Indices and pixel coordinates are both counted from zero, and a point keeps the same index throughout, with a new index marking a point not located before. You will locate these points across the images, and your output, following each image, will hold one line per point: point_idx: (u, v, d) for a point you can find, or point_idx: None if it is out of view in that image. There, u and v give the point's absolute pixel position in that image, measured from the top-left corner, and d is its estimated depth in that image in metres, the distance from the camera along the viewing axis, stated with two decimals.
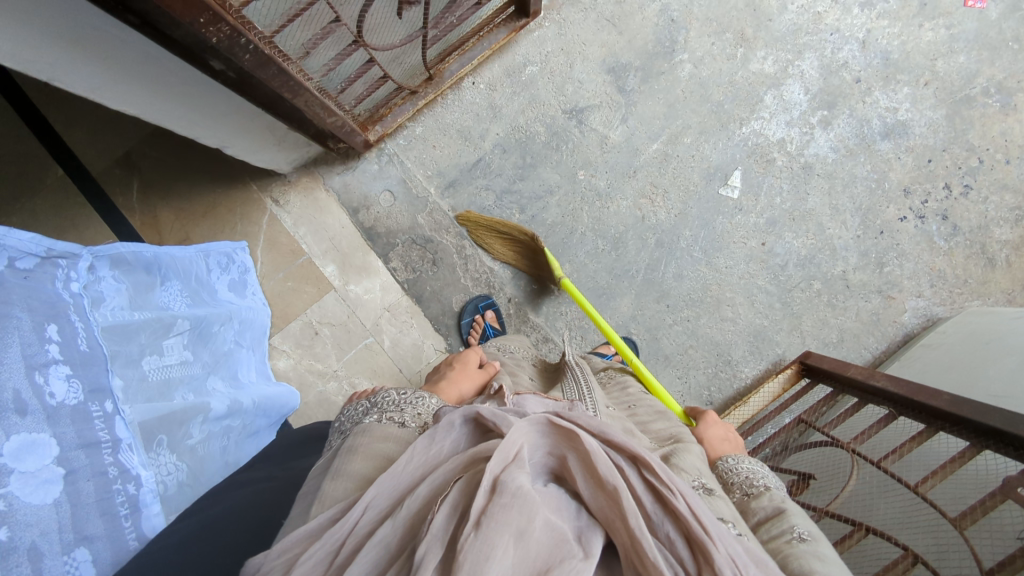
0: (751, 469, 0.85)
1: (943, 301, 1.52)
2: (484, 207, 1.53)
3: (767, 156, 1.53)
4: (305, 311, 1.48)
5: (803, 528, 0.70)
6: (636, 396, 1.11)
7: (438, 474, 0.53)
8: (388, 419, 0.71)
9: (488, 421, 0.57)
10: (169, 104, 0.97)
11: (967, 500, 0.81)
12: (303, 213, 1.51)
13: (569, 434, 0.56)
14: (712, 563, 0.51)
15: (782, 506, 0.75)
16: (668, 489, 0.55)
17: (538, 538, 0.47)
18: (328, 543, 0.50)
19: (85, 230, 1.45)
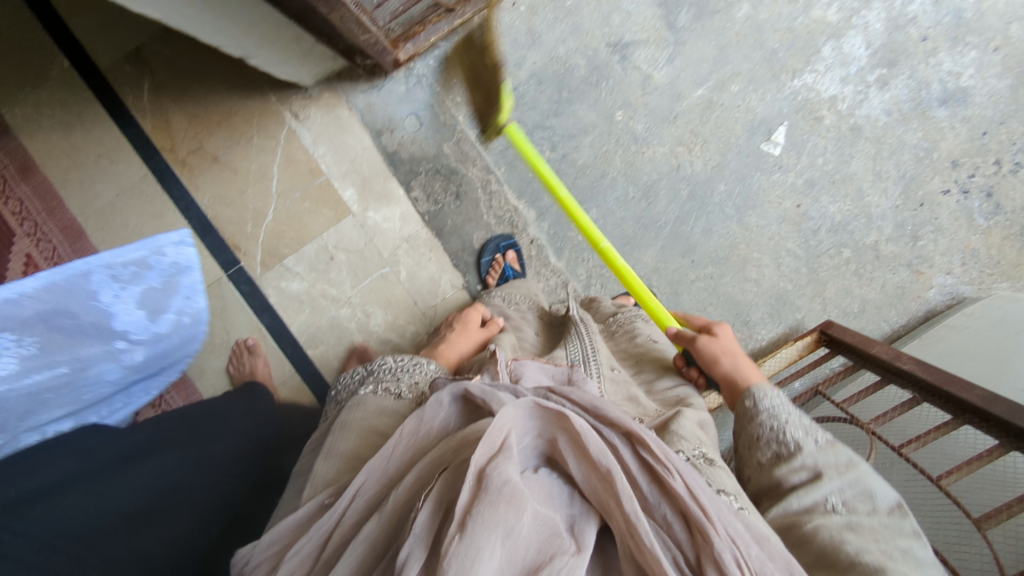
0: (770, 408, 0.80)
1: (972, 280, 1.49)
2: (513, 141, 1.45)
3: (816, 113, 1.45)
4: (322, 235, 1.43)
5: (836, 498, 0.68)
6: (645, 346, 1.09)
7: (424, 466, 0.54)
8: (384, 389, 0.77)
9: (476, 397, 0.58)
10: (190, 10, 0.90)
11: (994, 504, 0.84)
12: (324, 130, 1.43)
13: (558, 416, 0.54)
14: (710, 545, 0.50)
15: (819, 469, 0.70)
16: (663, 467, 0.54)
17: (527, 533, 0.46)
18: (311, 539, 0.54)
19: (94, 130, 1.38)
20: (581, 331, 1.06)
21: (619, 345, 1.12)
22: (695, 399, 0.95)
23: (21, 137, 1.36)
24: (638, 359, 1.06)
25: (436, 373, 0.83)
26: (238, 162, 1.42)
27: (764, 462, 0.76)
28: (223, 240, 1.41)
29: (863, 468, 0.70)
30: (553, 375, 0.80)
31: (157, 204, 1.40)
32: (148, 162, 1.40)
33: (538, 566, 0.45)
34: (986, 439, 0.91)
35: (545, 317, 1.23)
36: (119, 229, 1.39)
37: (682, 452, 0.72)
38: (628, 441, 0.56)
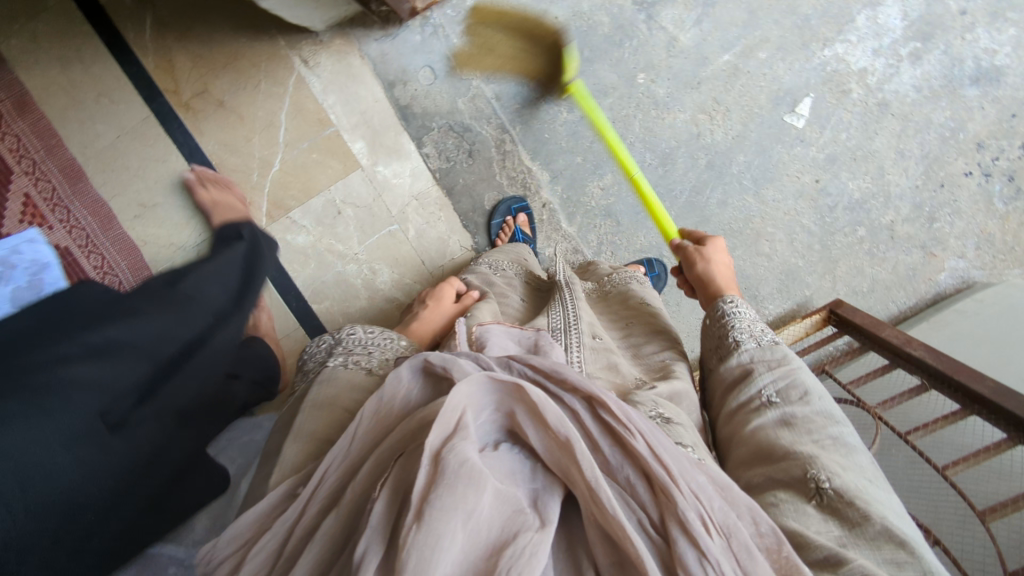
0: (734, 313, 0.84)
1: (984, 265, 1.48)
2: (530, 100, 1.41)
3: (844, 86, 1.41)
4: (330, 187, 1.40)
5: (771, 388, 0.71)
6: (634, 309, 1.07)
7: (378, 455, 0.52)
8: (354, 362, 0.75)
9: (436, 367, 0.55)
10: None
11: (998, 498, 0.87)
12: (334, 79, 1.38)
13: (514, 387, 0.52)
14: (673, 504, 0.49)
15: (750, 366, 0.75)
16: (625, 430, 0.52)
17: (488, 515, 0.45)
18: (275, 535, 0.51)
19: (93, 66, 1.32)
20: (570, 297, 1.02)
21: (610, 308, 1.11)
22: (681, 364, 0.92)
23: (17, 71, 1.30)
24: (629, 327, 1.04)
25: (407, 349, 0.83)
26: (244, 108, 1.37)
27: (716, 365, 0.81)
28: None
29: (797, 363, 0.73)
30: (519, 341, 0.76)
31: (160, 148, 1.35)
32: (151, 104, 1.35)
33: (502, 544, 0.44)
34: (994, 433, 0.94)
35: (532, 282, 1.23)
36: (120, 171, 1.34)
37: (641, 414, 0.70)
38: (589, 405, 0.55)
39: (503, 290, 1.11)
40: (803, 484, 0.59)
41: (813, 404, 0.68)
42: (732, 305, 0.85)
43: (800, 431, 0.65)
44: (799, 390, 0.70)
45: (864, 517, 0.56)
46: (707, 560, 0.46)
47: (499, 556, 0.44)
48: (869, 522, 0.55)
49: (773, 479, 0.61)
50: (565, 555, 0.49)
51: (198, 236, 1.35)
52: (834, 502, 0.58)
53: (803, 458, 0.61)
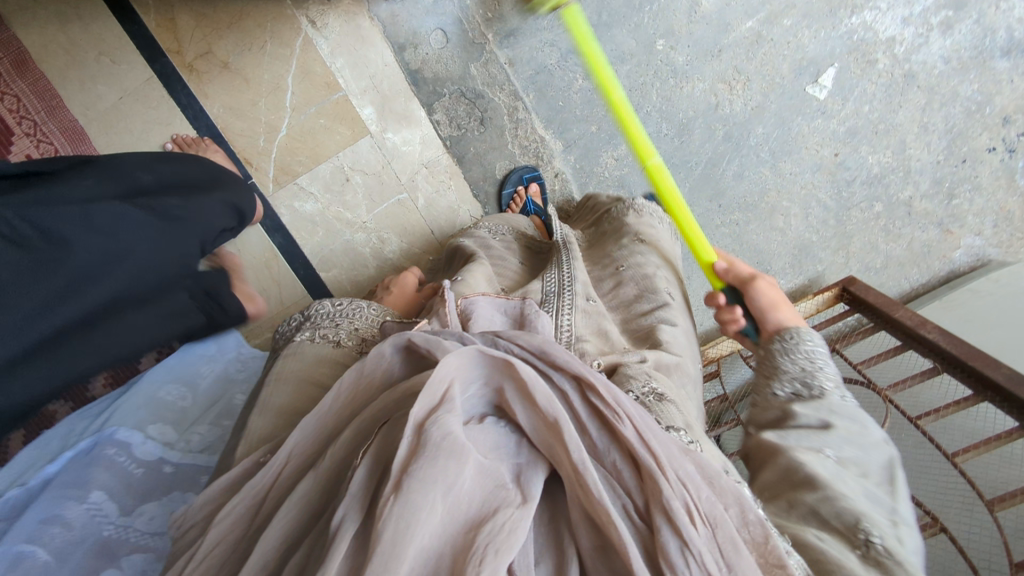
0: (811, 354, 0.79)
1: (1000, 243, 1.48)
2: (545, 66, 1.36)
3: (870, 56, 1.36)
4: (338, 154, 1.37)
5: (836, 449, 0.66)
6: (629, 250, 1.07)
7: (359, 422, 0.52)
8: (323, 336, 0.78)
9: (420, 347, 0.54)
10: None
11: (1006, 487, 0.88)
12: (343, 41, 1.33)
13: (502, 365, 0.52)
14: (657, 489, 0.48)
15: (828, 419, 0.70)
16: (613, 413, 0.52)
17: (467, 489, 0.45)
18: (245, 500, 0.52)
19: (92, 24, 1.27)
20: (565, 260, 1.02)
21: (605, 254, 1.09)
22: (669, 325, 0.93)
23: (14, 29, 1.24)
24: (621, 273, 1.03)
25: (380, 315, 0.83)
26: (250, 70, 1.32)
27: (779, 395, 0.76)
28: (234, 154, 1.34)
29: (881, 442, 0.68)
30: (507, 311, 0.79)
31: (163, 111, 1.32)
32: (153, 65, 1.31)
33: (481, 520, 0.45)
34: (1007, 421, 0.94)
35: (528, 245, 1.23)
36: (124, 134, 1.31)
37: (632, 391, 0.73)
38: (578, 386, 0.55)
39: (501, 253, 1.13)
40: (854, 532, 0.56)
41: (873, 476, 0.64)
42: (810, 341, 0.80)
43: (848, 485, 0.61)
44: (863, 454, 0.66)
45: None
46: (688, 549, 0.46)
47: (476, 531, 0.44)
48: None
49: (818, 515, 0.58)
50: (547, 528, 0.51)
51: None
52: (881, 555, 0.53)
53: (856, 510, 0.57)
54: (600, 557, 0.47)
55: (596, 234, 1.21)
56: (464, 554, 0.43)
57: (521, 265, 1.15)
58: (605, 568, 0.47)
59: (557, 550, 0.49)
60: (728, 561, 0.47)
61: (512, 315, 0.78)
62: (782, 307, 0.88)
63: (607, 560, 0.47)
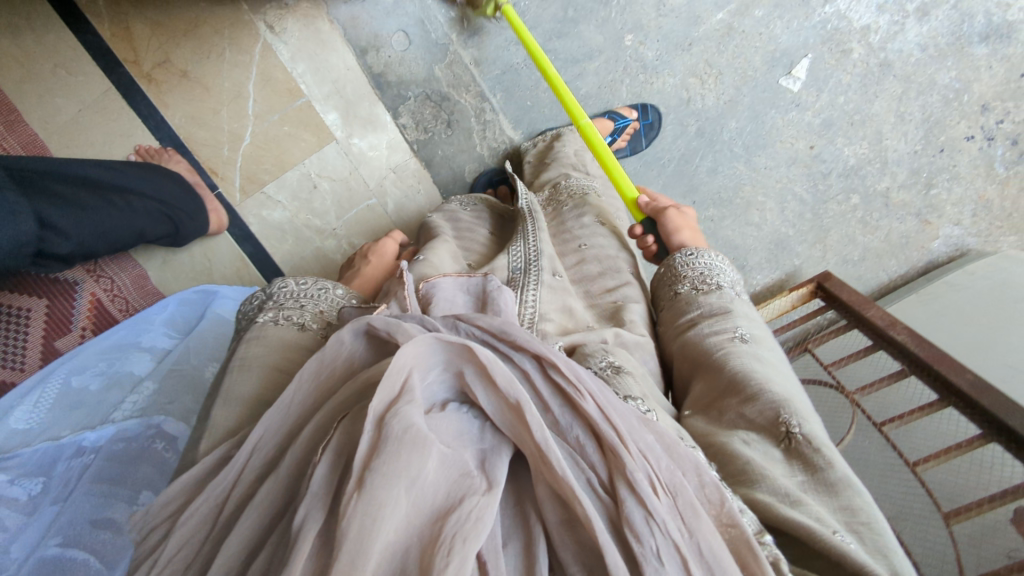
0: (711, 265, 0.91)
1: (979, 233, 1.46)
2: (511, 65, 1.34)
3: (844, 46, 1.33)
4: (304, 161, 1.35)
5: (744, 329, 0.79)
6: (590, 230, 1.05)
7: (322, 415, 0.49)
8: (286, 319, 0.71)
9: (379, 332, 0.51)
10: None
11: (965, 499, 0.87)
12: (303, 46, 1.29)
13: (463, 349, 0.49)
14: (623, 465, 0.47)
15: (727, 305, 0.83)
16: (574, 389, 0.51)
17: (431, 480, 0.42)
18: (213, 494, 0.49)
19: (45, 37, 1.23)
20: (531, 229, 0.99)
21: (563, 228, 1.07)
22: (634, 304, 0.93)
23: None
24: (583, 252, 1.02)
25: (345, 299, 0.77)
26: (210, 78, 1.29)
27: (683, 294, 0.89)
28: (198, 163, 1.31)
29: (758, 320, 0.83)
30: (468, 292, 0.73)
31: (125, 122, 1.28)
32: (111, 75, 1.27)
33: (447, 509, 0.42)
34: (968, 427, 0.93)
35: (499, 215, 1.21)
36: (86, 148, 1.27)
37: (591, 366, 0.72)
38: (539, 365, 0.53)
39: (471, 226, 1.12)
40: (776, 428, 0.64)
41: (771, 352, 0.77)
42: (707, 257, 0.92)
43: (766, 374, 0.70)
44: (764, 345, 0.78)
45: (827, 462, 0.60)
46: (654, 519, 0.45)
47: (443, 522, 0.41)
48: (831, 468, 0.59)
49: (745, 417, 0.66)
50: (513, 512, 0.48)
51: None
52: (801, 445, 0.61)
53: (777, 399, 0.65)
54: (569, 532, 0.45)
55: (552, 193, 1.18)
56: (431, 545, 0.40)
57: (491, 232, 1.15)
58: (574, 543, 0.45)
59: (526, 530, 0.46)
60: (688, 525, 0.46)
61: (475, 295, 0.72)
62: (687, 230, 1.00)
63: (575, 533, 0.45)
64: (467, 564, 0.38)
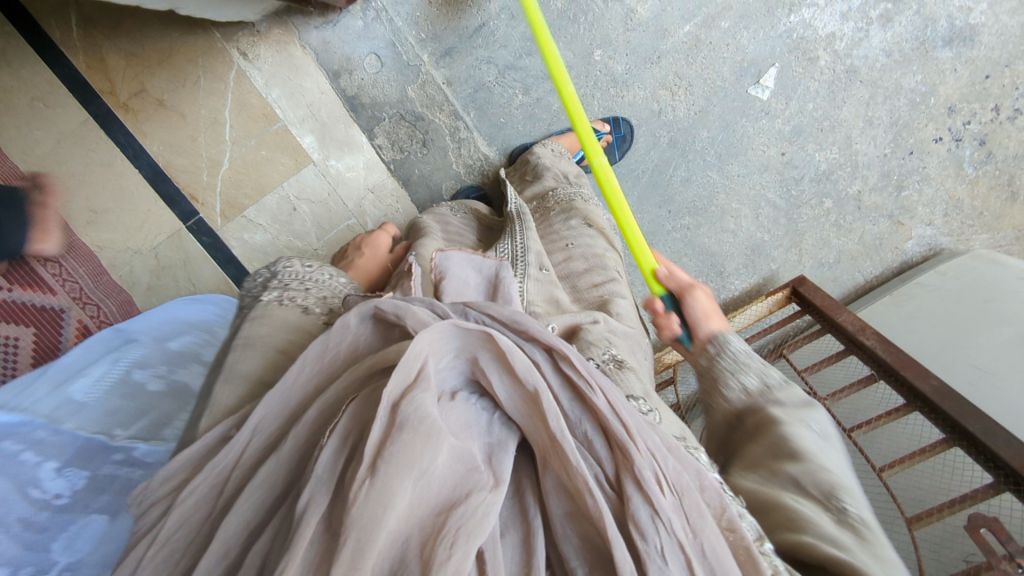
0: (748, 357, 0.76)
1: (951, 232, 1.48)
2: (483, 83, 1.35)
3: (810, 54, 1.35)
4: (283, 184, 1.36)
5: (818, 424, 0.66)
6: (578, 232, 0.96)
7: (327, 398, 0.47)
8: (291, 299, 0.70)
9: (388, 314, 0.50)
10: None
11: (926, 504, 0.89)
12: (276, 72, 1.31)
13: (482, 338, 0.47)
14: (631, 462, 0.45)
15: (803, 400, 0.70)
16: (585, 383, 0.48)
17: (440, 472, 0.41)
18: (214, 471, 0.47)
19: (21, 71, 1.23)
20: (520, 229, 0.89)
21: (550, 227, 0.99)
22: (621, 299, 0.83)
23: None
24: (571, 249, 0.92)
25: (347, 287, 0.77)
26: (186, 106, 1.31)
27: (742, 388, 0.73)
28: (178, 191, 1.33)
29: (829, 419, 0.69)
30: (478, 273, 0.69)
31: (103, 152, 1.28)
32: (88, 106, 1.27)
33: (452, 503, 0.41)
34: (932, 432, 0.94)
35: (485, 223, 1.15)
36: (67, 177, 1.26)
37: (592, 359, 0.67)
38: (551, 356, 0.50)
39: (461, 231, 1.05)
40: (827, 502, 0.55)
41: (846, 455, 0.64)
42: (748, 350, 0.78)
43: (829, 459, 0.61)
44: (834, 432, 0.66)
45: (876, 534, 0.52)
46: (658, 518, 0.42)
47: (448, 514, 0.40)
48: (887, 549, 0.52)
49: (797, 483, 0.58)
50: (513, 502, 0.46)
51: (155, 239, 1.32)
52: (854, 522, 0.53)
53: (836, 482, 0.57)
54: (572, 524, 0.44)
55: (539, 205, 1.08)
56: (433, 537, 0.39)
57: (476, 243, 1.06)
58: (576, 535, 0.43)
59: (524, 520, 0.44)
60: (691, 526, 0.44)
61: (485, 280, 0.68)
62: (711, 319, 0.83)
63: (578, 527, 0.43)
64: (468, 561, 0.38)
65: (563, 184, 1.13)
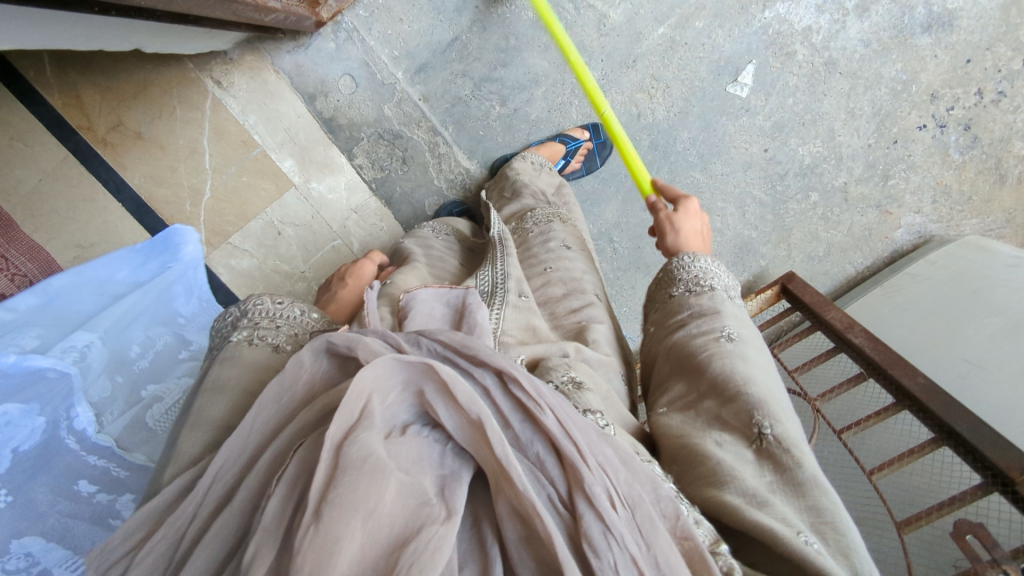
0: (703, 268, 0.81)
1: (941, 219, 1.46)
2: (459, 97, 1.35)
3: (787, 48, 1.34)
4: (265, 210, 1.35)
5: (733, 328, 0.73)
6: (556, 255, 0.96)
7: (280, 441, 0.44)
8: (260, 339, 0.65)
9: (340, 348, 0.48)
10: (112, 21, 0.75)
11: (916, 506, 0.89)
12: (252, 98, 1.31)
13: (424, 368, 0.44)
14: (582, 482, 0.43)
15: (719, 307, 0.75)
16: (534, 405, 0.46)
17: (388, 512, 0.38)
18: (173, 526, 0.43)
19: None
20: (501, 256, 0.87)
21: (530, 251, 0.98)
22: (599, 324, 0.84)
23: None
24: (548, 273, 0.92)
25: (321, 323, 0.72)
26: (165, 137, 1.29)
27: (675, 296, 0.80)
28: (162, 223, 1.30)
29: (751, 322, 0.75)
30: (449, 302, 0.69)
31: (85, 187, 1.25)
32: (66, 143, 1.23)
33: (404, 541, 0.37)
34: (921, 431, 0.93)
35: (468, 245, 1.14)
36: (49, 216, 1.21)
37: (551, 380, 0.66)
38: (501, 380, 0.47)
39: (443, 255, 1.04)
40: (748, 429, 0.61)
41: (761, 355, 0.71)
42: (702, 261, 0.82)
43: (750, 372, 0.66)
44: (750, 346, 0.71)
45: (798, 474, 0.56)
46: (611, 532, 0.42)
47: (399, 553, 0.37)
48: (799, 468, 0.57)
49: (721, 421, 0.63)
50: (470, 534, 0.43)
51: None
52: (772, 446, 0.59)
53: (753, 401, 0.62)
54: (526, 548, 0.41)
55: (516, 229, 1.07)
56: None
57: (459, 266, 1.06)
58: (531, 559, 0.40)
59: (482, 551, 0.41)
60: (645, 537, 0.43)
61: (454, 307, 0.68)
62: (689, 234, 0.89)
63: (533, 548, 0.41)
64: None
65: (543, 204, 1.13)
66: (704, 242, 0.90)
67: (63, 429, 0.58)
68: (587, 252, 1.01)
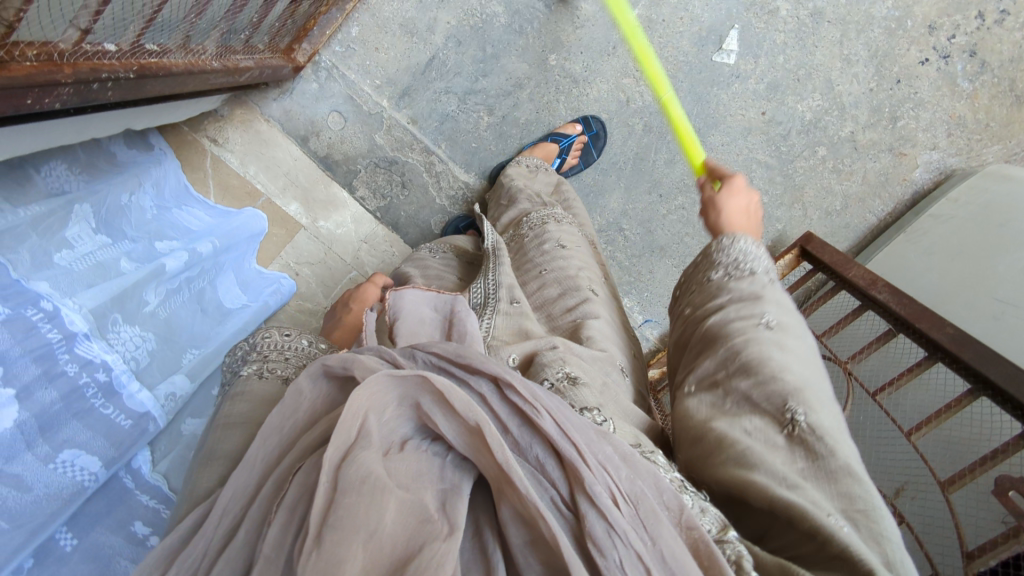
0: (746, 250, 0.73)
1: (960, 151, 1.40)
2: (447, 114, 1.38)
3: (769, 7, 1.31)
4: (280, 253, 1.29)
5: (772, 313, 0.65)
6: (551, 256, 0.95)
7: (277, 473, 0.45)
8: (270, 371, 0.69)
9: (337, 369, 0.49)
10: (104, 115, 0.81)
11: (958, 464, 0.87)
12: (248, 149, 1.31)
13: (420, 380, 0.44)
14: (584, 485, 0.43)
15: (761, 292, 0.68)
16: (531, 408, 0.45)
17: (390, 530, 0.38)
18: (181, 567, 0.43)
19: None
20: (495, 265, 0.88)
21: (525, 259, 0.98)
22: (594, 320, 0.83)
23: None
24: (545, 275, 0.92)
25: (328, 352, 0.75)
26: None
27: (713, 279, 0.73)
28: None
29: (796, 315, 0.67)
30: (435, 306, 0.71)
31: None
32: None
33: (407, 559, 0.38)
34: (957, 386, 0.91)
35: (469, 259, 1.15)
36: None
37: (546, 380, 0.66)
38: (498, 386, 0.47)
39: (439, 272, 1.06)
40: (780, 415, 0.55)
41: (800, 345, 0.63)
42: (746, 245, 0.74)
43: (790, 356, 0.60)
44: (794, 335, 0.63)
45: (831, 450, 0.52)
46: (615, 530, 0.41)
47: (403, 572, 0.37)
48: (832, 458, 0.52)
49: (750, 399, 0.58)
50: (472, 542, 0.43)
51: None
52: (805, 433, 0.53)
53: (789, 387, 0.56)
54: (532, 552, 0.41)
55: (514, 239, 1.06)
56: None
57: (458, 281, 1.07)
58: (538, 562, 0.40)
59: (486, 558, 0.41)
60: (649, 533, 0.43)
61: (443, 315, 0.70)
62: (736, 216, 0.81)
63: (539, 552, 0.40)
64: None
65: (538, 206, 1.13)
66: (752, 224, 0.82)
67: (123, 470, 0.71)
68: (583, 249, 1.01)
